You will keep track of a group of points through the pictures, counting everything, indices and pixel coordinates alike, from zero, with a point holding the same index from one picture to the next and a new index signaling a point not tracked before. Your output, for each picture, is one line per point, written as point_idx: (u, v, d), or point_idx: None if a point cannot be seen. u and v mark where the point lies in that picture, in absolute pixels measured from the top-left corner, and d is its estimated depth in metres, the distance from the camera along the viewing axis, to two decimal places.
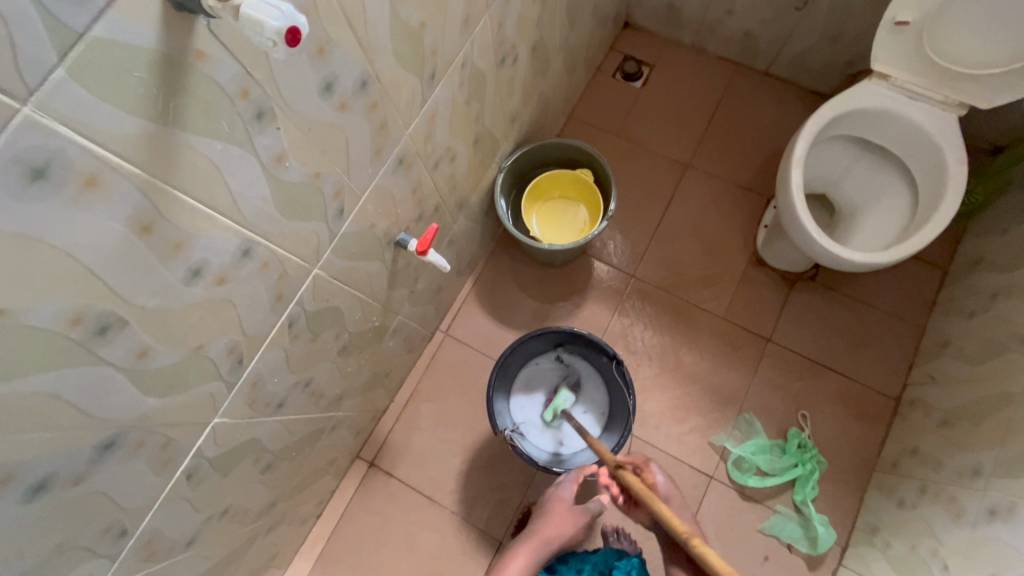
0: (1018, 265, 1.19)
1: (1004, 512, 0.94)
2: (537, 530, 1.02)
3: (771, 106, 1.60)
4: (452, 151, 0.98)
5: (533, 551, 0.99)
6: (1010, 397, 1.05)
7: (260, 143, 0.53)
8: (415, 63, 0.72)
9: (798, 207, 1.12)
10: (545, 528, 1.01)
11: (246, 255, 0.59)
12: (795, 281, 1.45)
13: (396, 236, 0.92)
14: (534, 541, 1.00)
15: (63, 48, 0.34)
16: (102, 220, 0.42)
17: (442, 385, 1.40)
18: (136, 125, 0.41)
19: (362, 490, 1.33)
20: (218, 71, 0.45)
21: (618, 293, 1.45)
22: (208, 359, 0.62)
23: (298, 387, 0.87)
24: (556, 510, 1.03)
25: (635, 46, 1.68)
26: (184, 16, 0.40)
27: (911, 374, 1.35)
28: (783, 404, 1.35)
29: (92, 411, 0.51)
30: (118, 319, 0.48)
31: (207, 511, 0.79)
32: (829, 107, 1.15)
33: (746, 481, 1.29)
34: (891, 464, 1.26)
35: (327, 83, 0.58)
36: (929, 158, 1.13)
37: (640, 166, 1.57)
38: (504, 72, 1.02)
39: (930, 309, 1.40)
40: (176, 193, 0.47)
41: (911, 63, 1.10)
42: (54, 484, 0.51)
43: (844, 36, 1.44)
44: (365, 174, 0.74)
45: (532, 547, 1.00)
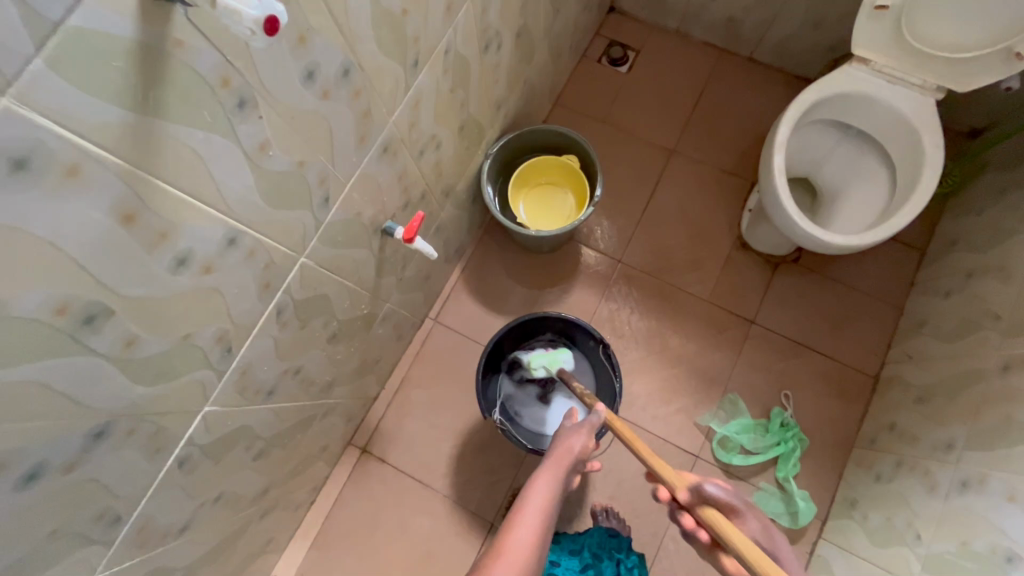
0: (992, 246, 1.22)
1: (975, 483, 0.98)
2: (551, 456, 0.86)
3: (756, 90, 1.61)
4: (437, 138, 0.98)
5: (555, 478, 0.82)
6: (982, 373, 1.08)
7: (243, 132, 0.53)
8: (398, 50, 0.72)
9: (781, 191, 1.14)
10: (561, 450, 0.87)
11: (232, 244, 0.60)
12: (779, 264, 1.47)
13: (383, 223, 0.92)
14: (554, 468, 0.84)
15: (41, 39, 0.35)
16: (85, 209, 0.42)
17: (432, 371, 1.41)
18: (117, 114, 0.41)
19: (354, 476, 1.35)
20: (198, 59, 0.45)
21: (605, 278, 1.47)
22: (196, 347, 0.63)
23: (288, 374, 0.88)
24: (566, 435, 0.90)
25: (620, 31, 1.68)
26: (161, 4, 0.40)
27: (889, 353, 1.38)
28: (767, 384, 1.39)
29: (82, 399, 0.52)
30: (105, 309, 0.49)
31: (199, 498, 0.80)
32: (812, 90, 1.16)
33: (731, 460, 1.32)
34: (870, 439, 1.30)
35: (308, 71, 0.58)
36: (908, 141, 1.15)
37: (626, 151, 1.57)
38: (488, 59, 1.02)
39: (909, 289, 1.43)
40: (160, 181, 0.47)
41: (890, 48, 1.12)
42: (47, 471, 0.52)
43: (826, 21, 1.45)
44: (349, 162, 0.74)
45: (552, 473, 0.83)
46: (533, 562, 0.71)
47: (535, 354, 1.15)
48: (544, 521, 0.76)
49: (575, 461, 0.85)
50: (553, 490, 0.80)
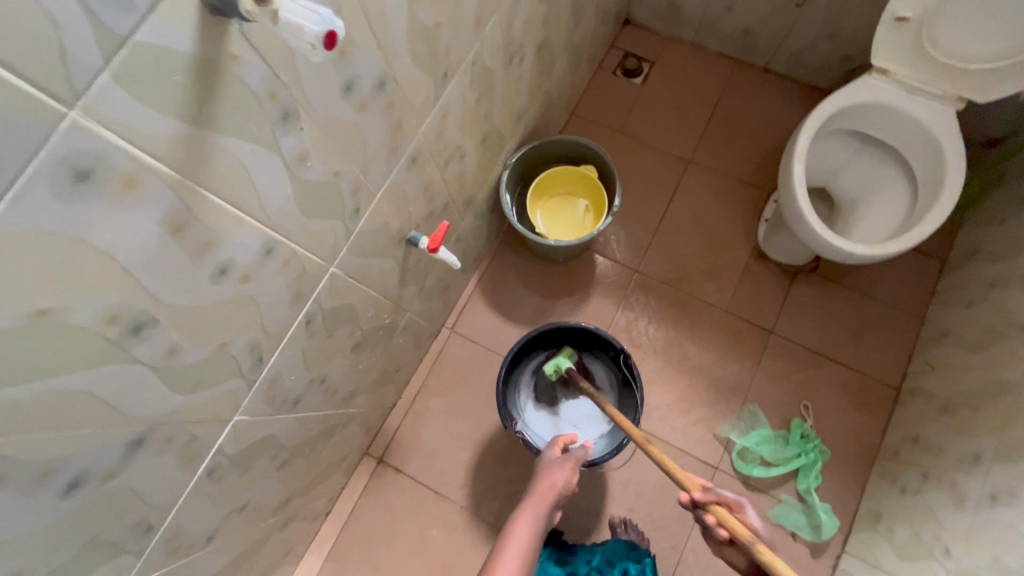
0: (1016, 256, 1.21)
1: (1005, 497, 0.96)
2: (535, 491, 0.88)
3: (771, 101, 1.62)
4: (461, 149, 0.99)
5: (538, 513, 0.84)
6: (1008, 384, 1.07)
7: (285, 143, 0.54)
8: (429, 62, 0.73)
9: (801, 201, 1.14)
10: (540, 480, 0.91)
11: (269, 254, 0.60)
12: (797, 273, 1.47)
13: (408, 233, 0.93)
14: (537, 502, 0.86)
15: (109, 54, 0.35)
16: (139, 220, 0.43)
17: (449, 381, 1.41)
18: (174, 127, 0.42)
19: (371, 486, 1.34)
20: (249, 73, 0.46)
21: (622, 288, 1.47)
22: (231, 357, 0.63)
23: (313, 384, 0.88)
24: (550, 469, 0.92)
25: (635, 43, 1.70)
26: (220, 20, 0.41)
27: (911, 365, 1.37)
28: (787, 395, 1.38)
29: (124, 408, 0.52)
30: (150, 318, 0.49)
31: (226, 508, 0.80)
32: (831, 102, 1.17)
33: (751, 471, 1.31)
34: (893, 452, 1.28)
35: (347, 83, 0.59)
36: (929, 151, 1.15)
37: (642, 161, 1.58)
38: (511, 71, 1.03)
39: (929, 300, 1.42)
40: (207, 192, 0.48)
41: (910, 58, 1.12)
42: (88, 480, 0.52)
43: (842, 32, 1.45)
44: (380, 172, 0.74)
45: (535, 507, 0.85)
46: None
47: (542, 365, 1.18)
48: (527, 553, 0.78)
49: (558, 493, 0.88)
50: (536, 528, 0.82)
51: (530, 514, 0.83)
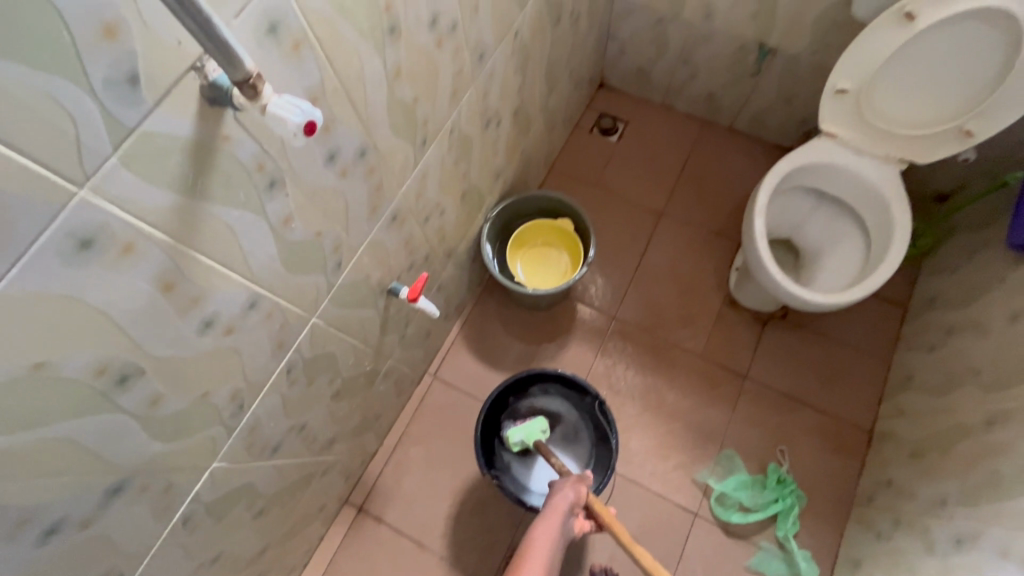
0: (968, 303, 1.28)
1: (970, 541, 0.98)
2: (549, 505, 0.89)
3: (737, 158, 1.73)
4: (441, 206, 1.05)
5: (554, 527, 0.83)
6: (969, 428, 1.11)
7: (271, 208, 0.60)
8: (408, 131, 0.80)
9: (763, 254, 1.21)
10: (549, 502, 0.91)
11: (252, 307, 0.65)
12: (767, 319, 1.53)
13: (389, 284, 0.98)
14: (552, 517, 0.86)
15: (117, 141, 0.41)
16: (133, 280, 0.48)
17: (431, 428, 1.43)
18: (170, 199, 0.48)
19: (350, 537, 1.33)
20: (239, 150, 0.52)
21: (601, 334, 1.52)
22: (212, 405, 0.66)
23: (293, 431, 0.90)
24: (559, 489, 0.93)
25: (609, 104, 1.82)
26: (217, 109, 0.47)
27: (881, 409, 1.41)
28: (762, 440, 1.40)
29: (105, 456, 0.55)
30: (137, 369, 0.53)
31: (198, 558, 0.80)
32: (785, 162, 1.26)
33: (730, 517, 1.32)
34: (868, 497, 1.30)
35: (330, 153, 0.65)
36: (878, 206, 1.24)
37: (618, 213, 1.67)
38: (488, 134, 1.12)
39: (894, 345, 1.48)
40: (197, 254, 0.53)
41: (854, 123, 1.22)
42: (64, 527, 0.54)
43: (797, 97, 1.58)
44: (361, 230, 0.80)
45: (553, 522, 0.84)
46: None
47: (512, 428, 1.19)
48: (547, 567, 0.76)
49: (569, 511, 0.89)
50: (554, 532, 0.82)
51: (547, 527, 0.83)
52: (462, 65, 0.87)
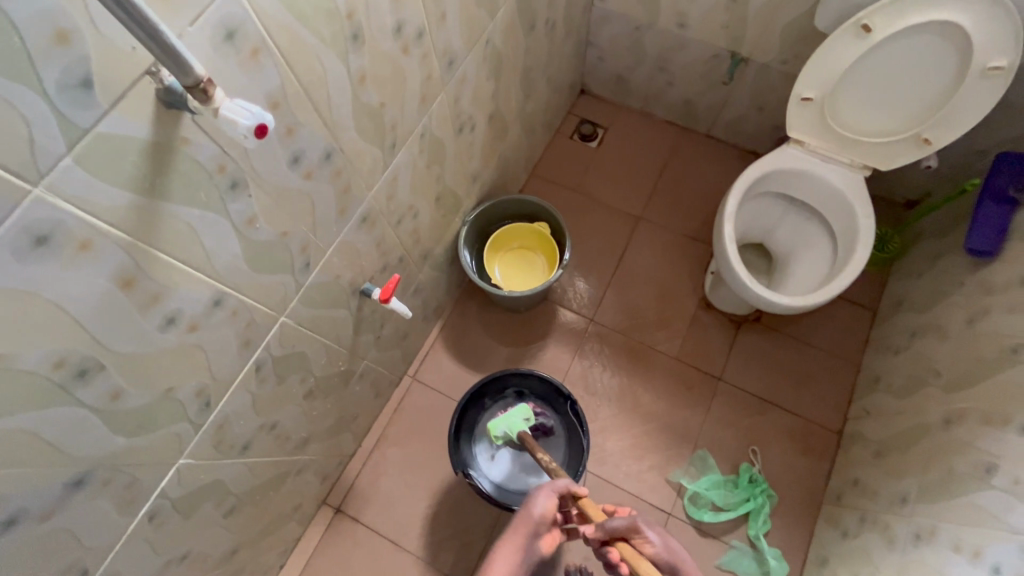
0: (931, 307, 1.32)
1: (927, 536, 1.00)
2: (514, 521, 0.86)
3: (713, 164, 1.76)
4: (415, 208, 1.07)
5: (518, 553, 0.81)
6: (929, 427, 1.14)
7: (234, 208, 0.62)
8: (376, 135, 0.82)
9: (732, 257, 1.24)
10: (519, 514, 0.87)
11: (216, 305, 0.66)
12: (741, 322, 1.56)
13: (361, 285, 1.00)
14: (519, 535, 0.83)
15: (72, 142, 0.43)
16: (91, 276, 0.49)
17: (409, 429, 1.44)
18: (127, 198, 0.49)
19: (327, 537, 1.34)
20: (199, 152, 0.54)
21: (578, 336, 1.54)
22: (177, 401, 0.68)
23: (264, 429, 0.91)
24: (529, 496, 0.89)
25: (589, 111, 1.86)
26: (173, 112, 0.49)
27: (850, 410, 1.44)
28: (735, 440, 1.43)
29: (66, 448, 0.56)
30: (96, 363, 0.54)
31: (166, 555, 0.81)
32: (755, 168, 1.29)
33: (701, 516, 1.34)
34: (836, 496, 1.32)
35: (294, 156, 0.67)
36: (843, 212, 1.27)
37: (596, 217, 1.70)
38: (462, 139, 1.14)
39: (863, 347, 1.51)
40: (157, 252, 0.55)
41: (819, 131, 1.26)
42: (24, 519, 0.55)
43: (769, 105, 1.62)
44: (329, 231, 0.82)
45: (516, 546, 0.81)
46: None
47: (495, 420, 1.14)
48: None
49: (537, 526, 0.84)
50: (514, 558, 0.80)
51: (510, 552, 0.81)
52: (430, 71, 0.90)
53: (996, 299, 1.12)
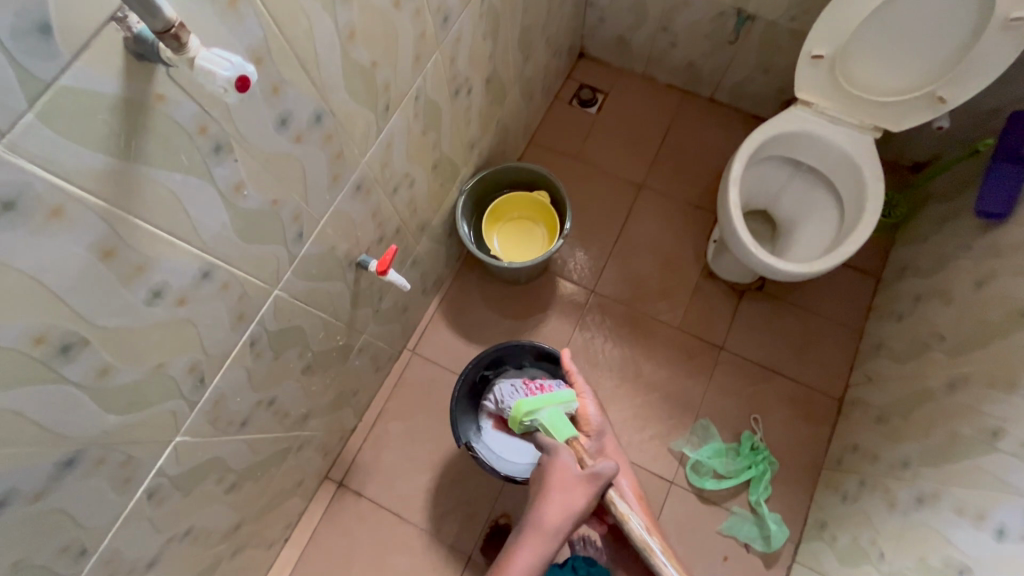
0: (937, 272, 1.30)
1: (929, 499, 1.01)
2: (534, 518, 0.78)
3: (716, 129, 1.71)
4: (410, 176, 1.03)
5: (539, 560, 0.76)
6: (933, 392, 1.13)
7: (219, 173, 0.58)
8: (368, 96, 0.78)
9: (737, 223, 1.21)
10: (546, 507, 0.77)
11: (206, 277, 0.63)
12: (744, 291, 1.54)
13: (357, 257, 0.97)
14: (538, 541, 0.77)
15: (33, 96, 0.39)
16: (66, 245, 0.46)
17: (410, 403, 1.43)
18: (101, 160, 0.46)
19: (330, 510, 1.34)
20: (177, 111, 0.50)
21: (579, 308, 1.52)
22: (169, 377, 0.65)
23: (262, 405, 0.89)
24: (562, 486, 0.78)
25: (589, 75, 1.79)
26: (144, 65, 0.45)
27: (852, 376, 1.44)
28: (737, 408, 1.43)
29: (53, 427, 0.54)
30: (79, 339, 0.51)
31: (168, 531, 0.81)
32: (761, 131, 1.25)
33: (704, 484, 1.34)
34: (837, 461, 1.33)
35: (282, 118, 0.63)
36: (851, 176, 1.24)
37: (597, 186, 1.65)
38: (458, 103, 1.09)
39: (867, 314, 1.50)
40: (137, 220, 0.51)
41: (829, 91, 1.21)
42: (14, 499, 0.53)
43: (775, 66, 1.56)
44: (322, 200, 0.78)
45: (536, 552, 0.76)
46: None
47: (530, 399, 0.94)
48: None
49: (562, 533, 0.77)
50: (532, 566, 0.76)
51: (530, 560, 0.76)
52: (424, 28, 0.85)
53: (1005, 262, 1.10)
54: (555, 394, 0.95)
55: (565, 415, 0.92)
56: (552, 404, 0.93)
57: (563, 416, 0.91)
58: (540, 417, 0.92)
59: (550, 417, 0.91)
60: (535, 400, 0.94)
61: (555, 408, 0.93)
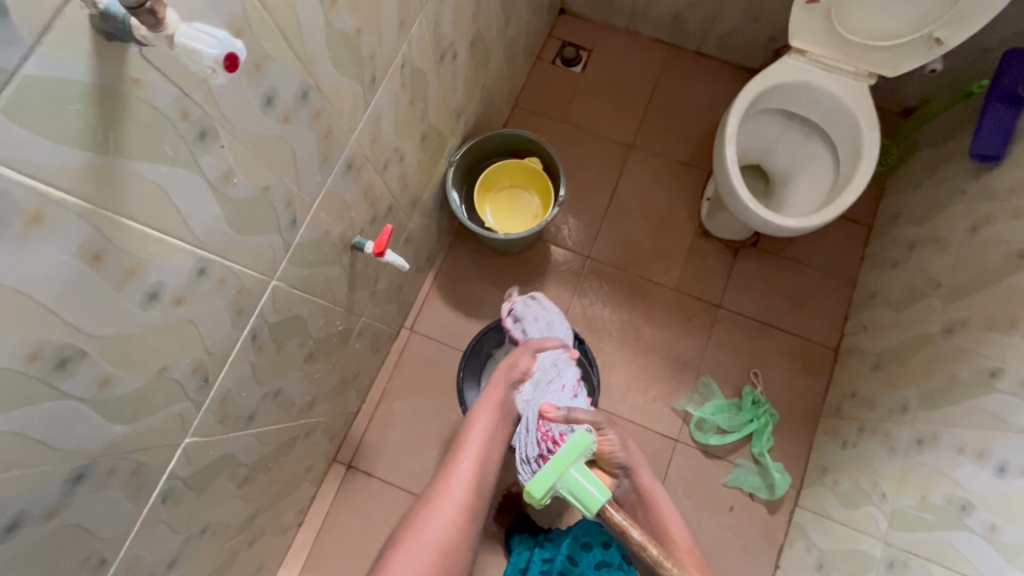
0: (930, 218, 1.31)
1: (929, 441, 1.04)
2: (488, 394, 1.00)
3: (705, 84, 1.67)
4: (400, 151, 0.99)
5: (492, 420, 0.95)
6: (929, 337, 1.16)
7: (206, 162, 0.54)
8: (354, 68, 0.73)
9: (735, 179, 1.19)
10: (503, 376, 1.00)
11: (202, 274, 0.59)
12: (739, 248, 1.53)
13: (352, 239, 0.93)
14: (492, 405, 0.97)
15: None
16: (51, 253, 0.42)
17: (412, 382, 1.42)
18: (80, 157, 0.42)
19: (342, 492, 1.34)
20: (156, 96, 0.46)
21: (576, 275, 1.50)
22: (173, 381, 0.62)
23: (268, 398, 0.87)
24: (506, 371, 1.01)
25: (571, 32, 1.72)
26: (116, 46, 0.41)
27: (847, 326, 1.46)
28: (737, 364, 1.45)
29: (59, 444, 0.51)
30: (77, 351, 0.48)
31: (186, 531, 0.79)
32: (755, 84, 1.22)
33: (708, 440, 1.37)
34: (835, 408, 1.37)
35: (267, 97, 0.59)
36: (847, 126, 1.22)
37: (587, 150, 1.61)
38: (444, 69, 1.03)
39: (860, 263, 1.51)
40: (124, 219, 0.47)
41: (824, 39, 1.18)
42: (27, 520, 0.51)
43: (765, 14, 1.51)
44: (313, 182, 0.74)
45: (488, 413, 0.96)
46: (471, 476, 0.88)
47: (540, 474, 0.76)
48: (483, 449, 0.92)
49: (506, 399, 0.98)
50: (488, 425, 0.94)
51: (486, 417, 0.96)
52: None
53: (1001, 204, 1.10)
54: (563, 450, 0.78)
55: (584, 477, 0.76)
56: (564, 470, 0.76)
57: (582, 478, 0.75)
58: (559, 489, 0.76)
59: (569, 487, 0.76)
60: (546, 472, 0.76)
61: (571, 469, 0.76)
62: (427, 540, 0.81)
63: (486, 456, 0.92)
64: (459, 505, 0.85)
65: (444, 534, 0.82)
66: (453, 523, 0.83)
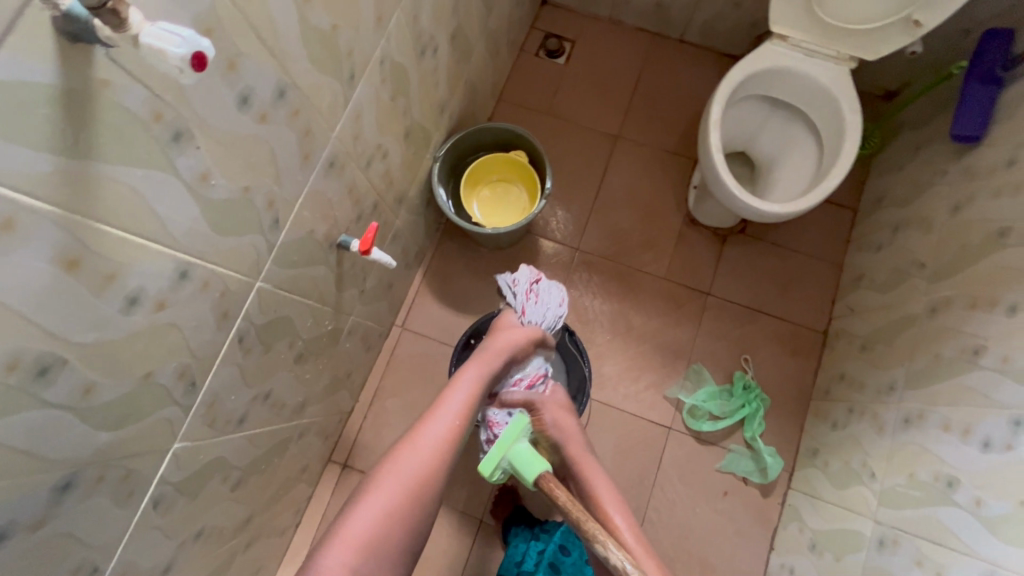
0: (913, 200, 1.32)
1: (916, 420, 1.06)
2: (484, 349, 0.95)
3: (689, 72, 1.67)
4: (383, 147, 0.98)
5: (483, 371, 0.91)
6: (914, 317, 1.17)
7: (182, 164, 0.53)
8: (331, 65, 0.72)
9: (719, 166, 1.20)
10: (495, 345, 0.95)
11: (184, 277, 0.59)
12: (727, 236, 1.54)
13: (337, 238, 0.92)
14: (485, 360, 0.92)
15: None
16: (25, 261, 0.41)
17: (405, 379, 1.42)
18: (49, 162, 0.41)
19: (338, 492, 1.34)
20: (127, 98, 0.45)
21: (565, 267, 1.51)
22: (159, 386, 0.62)
23: (258, 400, 0.87)
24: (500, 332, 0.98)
25: (554, 23, 1.71)
26: (81, 47, 0.40)
27: (834, 309, 1.48)
28: (728, 351, 1.46)
29: (44, 453, 0.50)
30: (57, 359, 0.47)
31: (180, 536, 0.79)
32: (738, 70, 1.22)
33: (701, 427, 1.39)
34: (824, 391, 1.38)
35: (242, 96, 0.58)
36: (829, 110, 1.23)
37: (573, 141, 1.61)
38: (425, 64, 1.03)
39: (846, 247, 1.53)
40: (99, 224, 0.47)
41: (804, 24, 1.18)
42: (14, 531, 0.50)
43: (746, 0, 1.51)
44: (295, 181, 0.74)
45: (480, 368, 0.91)
46: (455, 422, 0.83)
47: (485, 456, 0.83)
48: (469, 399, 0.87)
49: (502, 357, 0.93)
50: (479, 377, 0.89)
51: (476, 372, 0.90)
52: None
53: (982, 184, 1.11)
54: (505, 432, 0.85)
55: (522, 450, 0.82)
56: (506, 449, 0.83)
57: (521, 453, 0.82)
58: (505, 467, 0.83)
59: (511, 462, 0.83)
60: (490, 455, 0.83)
61: (511, 447, 0.83)
62: (397, 481, 0.74)
63: (472, 407, 0.86)
64: (437, 451, 0.79)
65: (415, 479, 0.75)
66: (426, 470, 0.76)
